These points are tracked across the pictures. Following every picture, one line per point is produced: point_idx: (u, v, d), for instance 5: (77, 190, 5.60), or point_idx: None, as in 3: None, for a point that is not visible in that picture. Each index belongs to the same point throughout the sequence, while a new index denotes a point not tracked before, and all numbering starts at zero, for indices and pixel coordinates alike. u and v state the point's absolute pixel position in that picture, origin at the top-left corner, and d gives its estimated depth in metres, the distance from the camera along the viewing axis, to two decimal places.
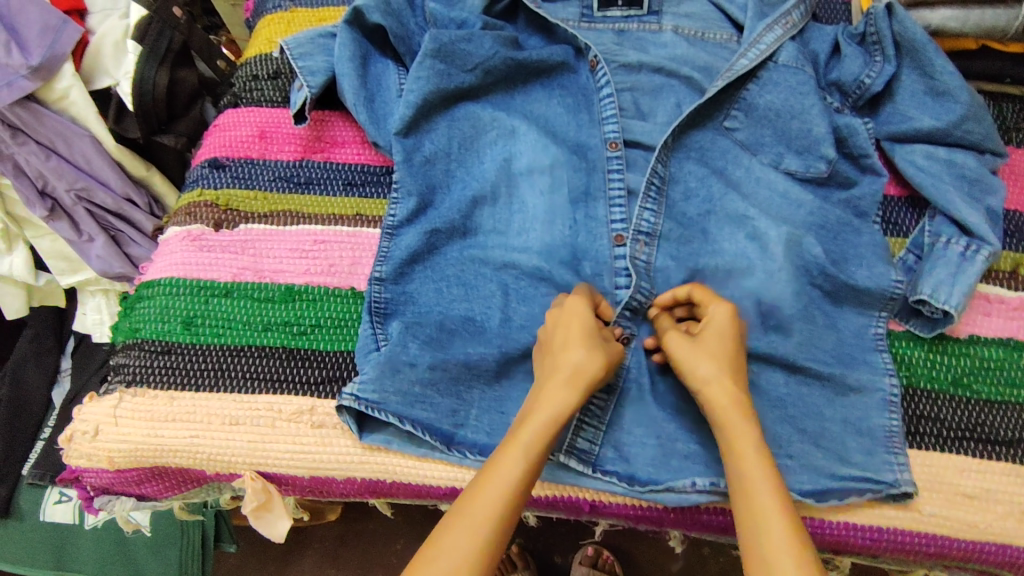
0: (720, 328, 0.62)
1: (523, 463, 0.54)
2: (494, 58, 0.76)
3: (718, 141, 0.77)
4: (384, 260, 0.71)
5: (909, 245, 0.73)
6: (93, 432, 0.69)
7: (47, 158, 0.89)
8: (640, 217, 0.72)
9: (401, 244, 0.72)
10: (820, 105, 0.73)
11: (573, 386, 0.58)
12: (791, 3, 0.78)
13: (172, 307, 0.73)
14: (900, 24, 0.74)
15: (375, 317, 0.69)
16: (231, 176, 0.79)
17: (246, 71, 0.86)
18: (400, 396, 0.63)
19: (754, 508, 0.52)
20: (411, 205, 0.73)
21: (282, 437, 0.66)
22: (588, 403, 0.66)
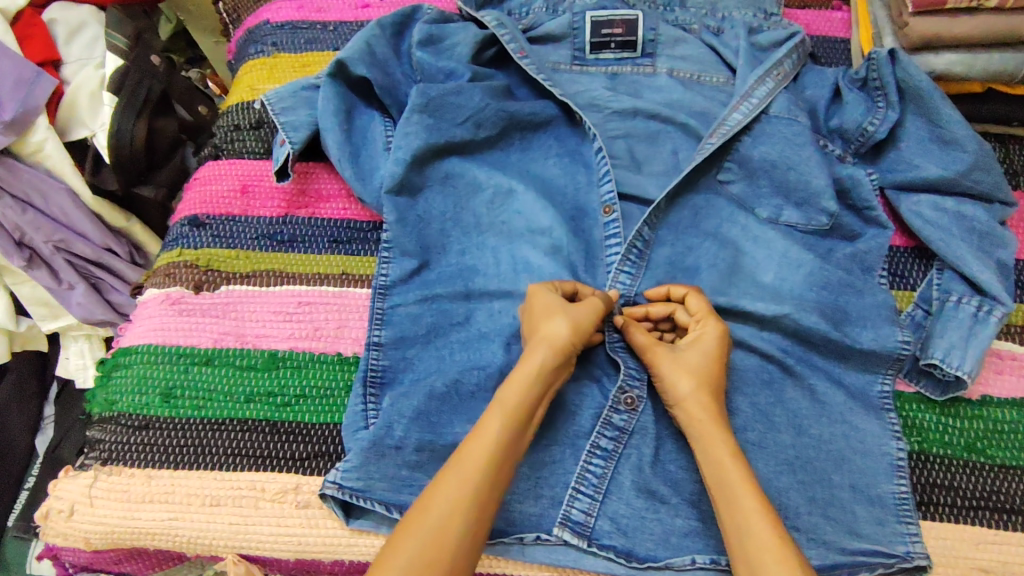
0: (704, 345, 0.62)
1: (487, 452, 0.54)
2: (484, 111, 0.74)
3: (717, 191, 0.74)
4: (382, 324, 0.69)
5: (917, 300, 0.70)
6: (69, 511, 0.66)
7: (23, 212, 0.85)
8: (616, 280, 0.70)
9: (395, 311, 0.69)
10: (817, 157, 0.71)
11: (543, 354, 0.59)
12: (783, 52, 0.76)
13: (150, 377, 0.69)
14: (905, 70, 0.71)
15: (366, 387, 0.66)
16: (211, 234, 0.76)
17: (228, 121, 0.83)
18: (387, 482, 0.61)
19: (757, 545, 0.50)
20: (407, 265, 0.71)
21: (266, 519, 0.63)
22: (586, 469, 0.64)
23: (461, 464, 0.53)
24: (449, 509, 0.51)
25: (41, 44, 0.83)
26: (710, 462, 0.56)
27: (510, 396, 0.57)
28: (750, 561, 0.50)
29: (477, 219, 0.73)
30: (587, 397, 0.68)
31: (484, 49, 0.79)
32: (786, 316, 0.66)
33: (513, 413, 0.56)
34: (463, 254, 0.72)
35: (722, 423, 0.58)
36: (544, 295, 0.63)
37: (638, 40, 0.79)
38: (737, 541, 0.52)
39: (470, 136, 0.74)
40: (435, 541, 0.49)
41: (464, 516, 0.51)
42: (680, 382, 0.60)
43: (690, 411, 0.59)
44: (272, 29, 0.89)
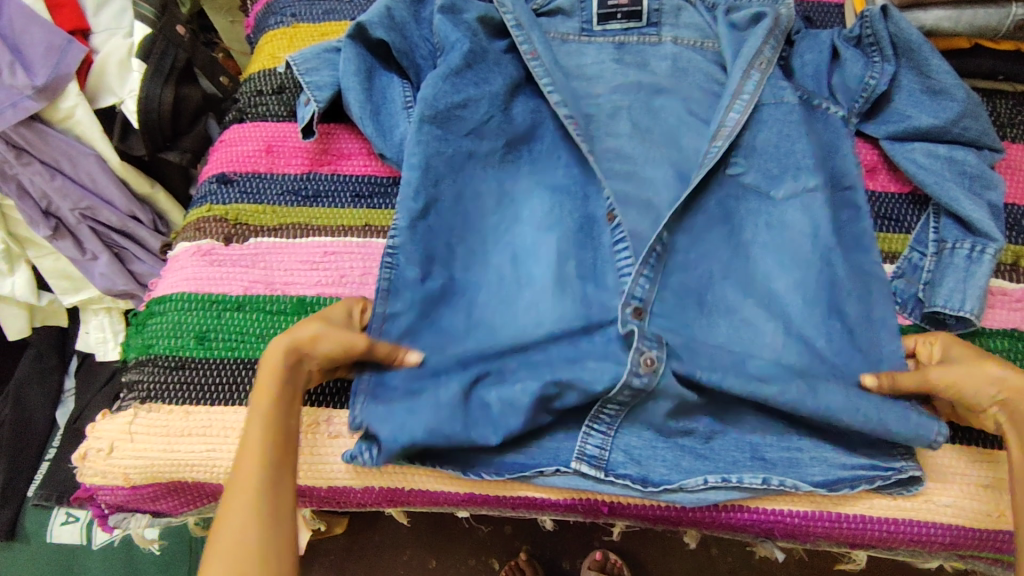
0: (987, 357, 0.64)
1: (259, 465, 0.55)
2: (494, 93, 0.76)
3: (730, 181, 0.73)
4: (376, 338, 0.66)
5: (913, 243, 0.75)
6: (108, 449, 0.69)
7: (51, 178, 0.89)
8: (635, 283, 0.67)
9: (393, 321, 0.67)
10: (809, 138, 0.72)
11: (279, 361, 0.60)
12: (760, 41, 0.75)
13: (184, 322, 0.73)
14: (897, 24, 0.75)
15: (357, 391, 0.64)
16: (239, 190, 0.80)
17: (252, 86, 0.87)
18: None
19: None
20: (410, 273, 0.68)
21: (300, 448, 0.67)
22: (601, 411, 0.65)
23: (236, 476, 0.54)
24: (239, 520, 0.52)
25: (70, 13, 0.86)
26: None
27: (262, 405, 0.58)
28: None
29: (482, 240, 0.73)
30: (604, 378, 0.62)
31: (494, 29, 0.80)
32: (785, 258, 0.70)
33: (267, 422, 0.57)
34: (464, 272, 0.71)
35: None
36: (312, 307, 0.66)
37: (644, 10, 0.82)
38: None
39: (474, 146, 0.74)
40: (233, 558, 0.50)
41: (256, 527, 0.51)
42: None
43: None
44: (290, 2, 0.93)
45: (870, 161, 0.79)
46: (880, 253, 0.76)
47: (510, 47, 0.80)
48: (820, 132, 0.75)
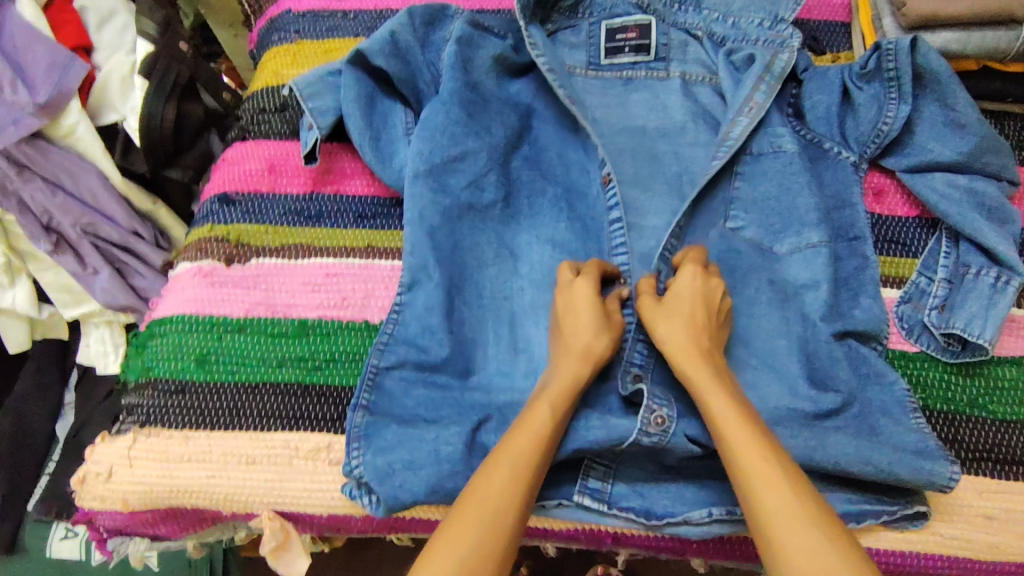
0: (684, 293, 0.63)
1: (537, 447, 0.55)
2: (493, 145, 0.77)
3: (731, 235, 0.74)
4: (373, 389, 0.67)
5: (920, 268, 0.74)
6: (107, 474, 0.69)
7: (52, 195, 0.89)
8: (634, 348, 0.67)
9: (389, 375, 0.67)
10: (812, 184, 0.74)
11: (585, 368, 0.61)
12: (750, 88, 0.77)
13: (185, 345, 0.72)
14: (925, 57, 0.74)
15: (349, 445, 0.63)
16: (241, 210, 0.79)
17: (254, 103, 0.86)
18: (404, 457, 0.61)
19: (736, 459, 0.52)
20: (416, 327, 0.69)
21: (300, 476, 0.66)
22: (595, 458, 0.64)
23: (530, 428, 0.56)
24: (503, 495, 0.52)
25: (74, 29, 0.87)
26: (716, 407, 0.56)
27: (557, 392, 0.59)
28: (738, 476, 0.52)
29: (479, 293, 0.72)
30: (601, 435, 0.60)
31: (505, 68, 0.83)
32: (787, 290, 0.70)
33: (559, 407, 0.58)
34: (464, 322, 0.71)
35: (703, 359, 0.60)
36: (586, 284, 0.66)
37: (652, 44, 0.84)
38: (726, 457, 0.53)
39: (474, 199, 0.75)
40: (491, 529, 0.50)
41: (515, 504, 0.52)
42: (657, 327, 0.62)
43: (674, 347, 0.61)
44: (294, 18, 0.93)
45: (877, 185, 0.78)
46: (887, 277, 0.74)
47: (522, 86, 0.83)
48: (826, 177, 0.77)
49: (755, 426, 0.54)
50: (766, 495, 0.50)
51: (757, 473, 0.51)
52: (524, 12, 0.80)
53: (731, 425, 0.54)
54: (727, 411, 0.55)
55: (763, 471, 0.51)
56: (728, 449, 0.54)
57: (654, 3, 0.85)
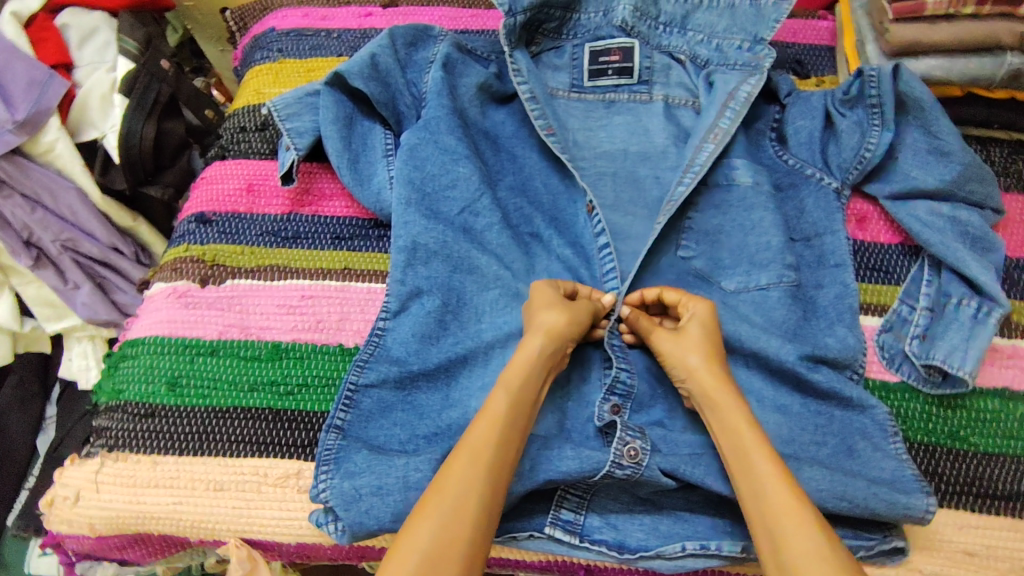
0: (700, 318, 0.64)
1: (496, 426, 0.56)
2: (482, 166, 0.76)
3: (682, 264, 0.74)
4: (349, 407, 0.65)
5: (903, 295, 0.73)
6: (74, 498, 0.67)
7: (32, 211, 0.88)
8: (616, 376, 0.65)
9: (367, 394, 0.66)
10: (770, 216, 0.73)
11: (541, 342, 0.61)
12: (714, 115, 0.77)
13: (156, 367, 0.71)
14: (907, 84, 0.74)
15: (317, 468, 0.61)
16: (218, 231, 0.79)
17: (235, 123, 0.86)
18: (371, 487, 0.60)
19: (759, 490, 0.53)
20: (392, 351, 0.68)
21: (268, 503, 0.65)
22: (569, 490, 0.62)
23: (472, 437, 0.55)
24: (469, 480, 0.52)
25: (54, 47, 0.86)
26: (728, 430, 0.57)
27: (511, 372, 0.59)
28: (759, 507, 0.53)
29: (456, 316, 0.70)
30: (573, 467, 0.59)
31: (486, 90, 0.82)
32: (766, 318, 0.69)
33: (516, 387, 0.58)
34: (438, 348, 0.69)
35: (735, 390, 0.60)
36: (544, 291, 0.66)
37: (635, 67, 0.84)
38: (748, 488, 0.54)
39: (452, 222, 0.74)
40: (458, 512, 0.51)
41: (484, 484, 0.53)
42: (687, 355, 0.62)
43: (701, 379, 0.61)
44: (278, 37, 0.93)
45: (860, 211, 0.78)
46: (868, 305, 0.73)
47: (505, 110, 0.83)
48: (808, 202, 0.76)
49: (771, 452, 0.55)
50: (794, 539, 0.50)
51: (787, 517, 0.51)
52: (511, 38, 0.80)
53: (756, 452, 0.55)
54: (748, 435, 0.56)
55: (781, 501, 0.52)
56: (759, 489, 0.53)
57: (638, 26, 0.85)
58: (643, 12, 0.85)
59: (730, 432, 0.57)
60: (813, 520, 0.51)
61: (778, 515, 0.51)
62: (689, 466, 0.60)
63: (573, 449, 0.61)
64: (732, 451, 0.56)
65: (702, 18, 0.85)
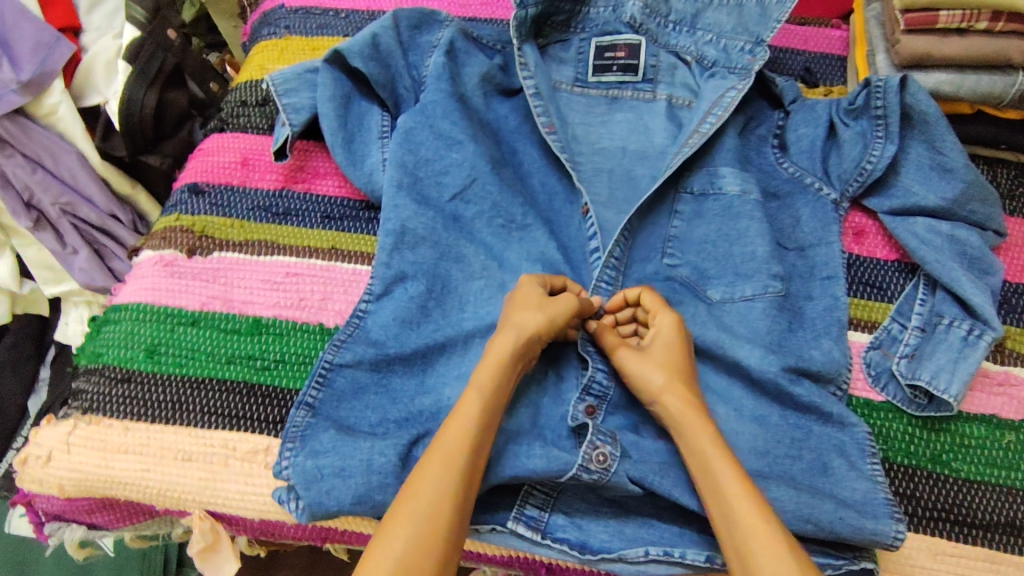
0: (667, 338, 0.63)
1: (469, 438, 0.55)
2: (476, 154, 0.75)
3: (666, 273, 0.73)
4: (322, 386, 0.65)
5: (894, 313, 0.71)
6: (47, 457, 0.67)
7: (33, 172, 0.89)
8: (592, 377, 0.65)
9: (341, 374, 0.65)
10: (759, 225, 0.72)
11: (513, 341, 0.61)
12: (697, 120, 0.77)
13: (137, 334, 0.71)
14: (914, 97, 0.72)
15: (283, 445, 0.61)
16: (209, 203, 0.79)
17: (236, 96, 0.86)
18: (335, 468, 0.59)
19: (724, 502, 0.53)
20: (371, 334, 0.68)
21: (235, 477, 0.64)
22: (534, 487, 0.61)
23: (444, 447, 0.55)
24: (438, 492, 0.53)
25: (63, 11, 0.86)
26: (691, 442, 0.57)
27: (484, 379, 0.59)
28: (725, 517, 0.53)
29: (438, 303, 0.70)
30: (540, 464, 0.58)
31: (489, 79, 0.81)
32: (751, 327, 0.68)
33: (490, 396, 0.58)
34: (416, 334, 0.68)
35: (700, 408, 0.59)
36: (528, 286, 0.65)
37: (640, 64, 0.83)
38: (714, 500, 0.54)
39: (442, 209, 0.73)
40: (428, 526, 0.51)
41: (455, 496, 0.53)
42: (652, 376, 0.61)
43: (668, 404, 0.59)
44: (286, 14, 0.92)
45: (858, 225, 0.76)
46: (858, 320, 0.72)
47: (506, 99, 0.82)
48: (805, 212, 0.75)
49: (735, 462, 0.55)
50: (764, 560, 0.49)
51: (756, 542, 0.50)
52: (520, 30, 0.80)
53: (719, 462, 0.55)
54: (712, 445, 0.56)
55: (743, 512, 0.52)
56: (727, 512, 0.52)
57: (647, 23, 0.84)
58: (653, 9, 0.84)
59: (693, 444, 0.57)
60: (778, 529, 0.51)
61: (742, 526, 0.51)
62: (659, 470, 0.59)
63: (542, 445, 0.60)
64: (695, 462, 0.56)
65: (712, 17, 0.83)
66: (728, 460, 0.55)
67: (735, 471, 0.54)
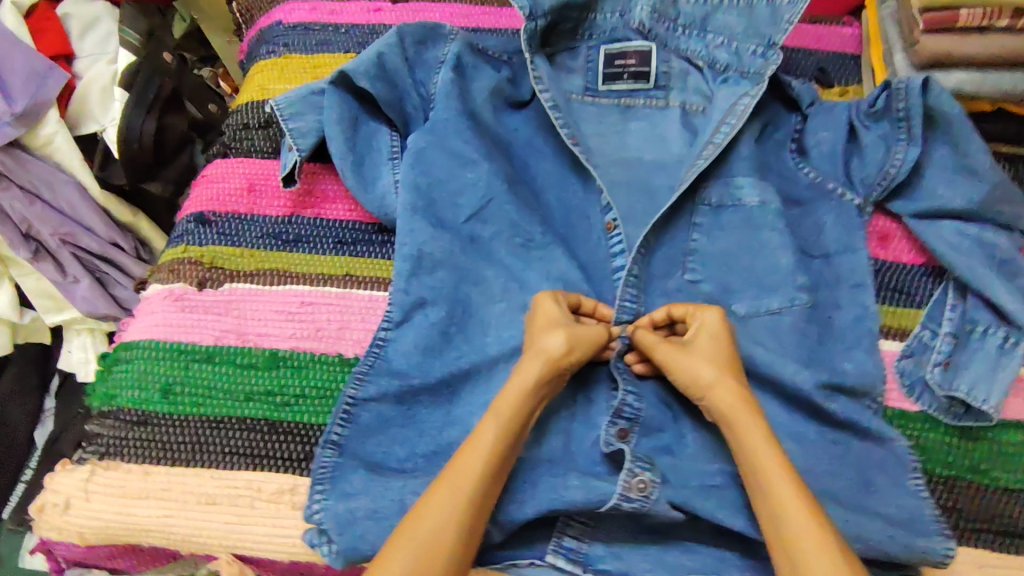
0: (713, 332, 0.61)
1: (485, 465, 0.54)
2: (491, 173, 0.73)
3: (688, 287, 0.71)
4: (347, 422, 0.63)
5: (925, 320, 0.70)
6: (64, 505, 0.65)
7: (31, 203, 0.85)
8: (623, 400, 0.63)
9: (365, 408, 0.64)
10: (784, 237, 0.71)
11: (539, 368, 0.58)
12: (711, 129, 0.74)
13: (150, 374, 0.69)
14: (936, 98, 0.71)
15: (312, 487, 0.60)
16: (217, 232, 0.77)
17: (237, 119, 0.84)
18: (369, 510, 0.58)
19: (779, 514, 0.51)
20: (393, 364, 0.66)
21: (261, 519, 0.63)
22: (570, 518, 0.60)
23: (454, 475, 0.53)
24: (442, 519, 0.51)
25: (54, 37, 0.84)
26: (745, 449, 0.55)
27: (506, 403, 0.57)
28: (780, 531, 0.51)
29: (460, 330, 0.68)
30: (578, 497, 0.57)
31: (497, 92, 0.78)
32: (782, 341, 0.67)
33: (509, 423, 0.56)
34: (441, 363, 0.66)
35: (754, 409, 0.57)
36: (546, 306, 0.63)
37: (652, 71, 0.81)
38: (769, 510, 0.52)
39: (459, 231, 0.72)
40: (428, 551, 0.50)
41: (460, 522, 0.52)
42: (703, 370, 0.58)
43: (721, 397, 0.57)
44: (284, 31, 0.90)
45: (883, 229, 0.75)
46: (888, 329, 0.71)
47: (516, 112, 0.80)
48: (830, 218, 0.73)
49: (794, 474, 0.53)
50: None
51: (810, 546, 0.49)
52: (530, 42, 0.77)
53: (776, 474, 0.53)
54: (770, 453, 0.54)
55: (801, 526, 0.50)
56: (780, 515, 0.51)
57: (655, 28, 0.82)
58: (662, 13, 0.82)
59: (750, 451, 0.55)
60: (837, 547, 0.49)
61: (800, 541, 0.49)
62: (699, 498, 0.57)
63: (578, 477, 0.58)
64: (749, 469, 0.54)
65: (723, 20, 0.80)
66: (785, 472, 0.53)
67: (793, 483, 0.52)
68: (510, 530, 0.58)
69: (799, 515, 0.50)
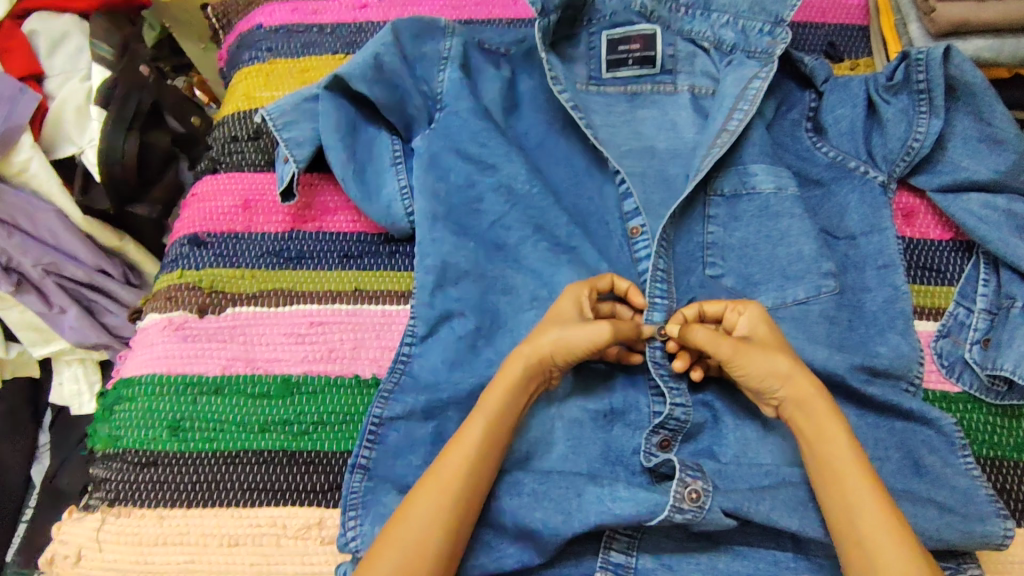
0: (759, 320, 0.58)
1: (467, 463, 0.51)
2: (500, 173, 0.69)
3: (710, 283, 0.68)
4: (374, 445, 0.59)
5: (958, 297, 0.68)
6: (75, 557, 0.61)
7: (8, 235, 0.80)
8: (672, 411, 0.60)
9: (390, 431, 0.60)
10: (806, 224, 0.68)
11: (521, 365, 0.55)
12: (722, 117, 0.71)
13: (156, 411, 0.65)
14: (957, 68, 0.68)
15: (345, 514, 0.56)
16: (214, 253, 0.72)
17: (224, 132, 0.79)
18: None
19: (849, 505, 0.49)
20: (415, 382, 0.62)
21: (289, 557, 0.59)
22: (616, 531, 0.58)
23: (437, 473, 0.51)
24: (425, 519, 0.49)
25: (21, 56, 0.80)
26: (817, 434, 0.53)
27: (489, 400, 0.54)
28: (852, 521, 0.49)
29: (481, 340, 0.64)
30: (627, 509, 0.54)
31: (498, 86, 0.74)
32: (816, 330, 0.64)
33: (496, 417, 0.53)
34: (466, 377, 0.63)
35: (826, 393, 0.54)
36: (567, 302, 0.60)
37: (657, 55, 0.77)
38: (839, 501, 0.50)
39: (472, 235, 0.68)
40: (415, 553, 0.48)
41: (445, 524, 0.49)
42: (779, 359, 0.54)
43: (801, 385, 0.53)
44: (265, 34, 0.85)
45: (907, 206, 0.72)
46: (921, 308, 0.69)
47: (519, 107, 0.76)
48: (855, 197, 0.70)
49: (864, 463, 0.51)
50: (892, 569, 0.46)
51: (884, 539, 0.47)
52: (546, 38, 0.73)
53: (849, 462, 0.51)
54: (845, 440, 0.52)
55: (870, 519, 0.48)
56: (851, 506, 0.49)
57: (658, 10, 0.78)
58: None
59: (821, 438, 0.52)
60: (909, 540, 0.47)
61: (871, 536, 0.48)
62: (754, 503, 0.54)
63: (626, 487, 0.55)
64: (818, 458, 0.52)
65: None
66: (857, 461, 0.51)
67: (866, 473, 0.50)
68: (557, 548, 0.55)
69: (870, 505, 0.49)
